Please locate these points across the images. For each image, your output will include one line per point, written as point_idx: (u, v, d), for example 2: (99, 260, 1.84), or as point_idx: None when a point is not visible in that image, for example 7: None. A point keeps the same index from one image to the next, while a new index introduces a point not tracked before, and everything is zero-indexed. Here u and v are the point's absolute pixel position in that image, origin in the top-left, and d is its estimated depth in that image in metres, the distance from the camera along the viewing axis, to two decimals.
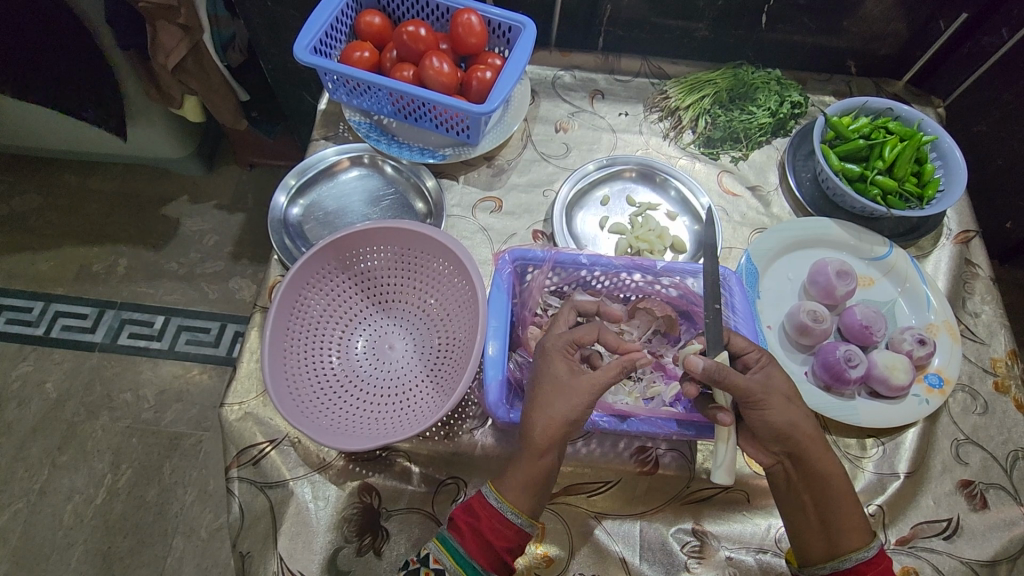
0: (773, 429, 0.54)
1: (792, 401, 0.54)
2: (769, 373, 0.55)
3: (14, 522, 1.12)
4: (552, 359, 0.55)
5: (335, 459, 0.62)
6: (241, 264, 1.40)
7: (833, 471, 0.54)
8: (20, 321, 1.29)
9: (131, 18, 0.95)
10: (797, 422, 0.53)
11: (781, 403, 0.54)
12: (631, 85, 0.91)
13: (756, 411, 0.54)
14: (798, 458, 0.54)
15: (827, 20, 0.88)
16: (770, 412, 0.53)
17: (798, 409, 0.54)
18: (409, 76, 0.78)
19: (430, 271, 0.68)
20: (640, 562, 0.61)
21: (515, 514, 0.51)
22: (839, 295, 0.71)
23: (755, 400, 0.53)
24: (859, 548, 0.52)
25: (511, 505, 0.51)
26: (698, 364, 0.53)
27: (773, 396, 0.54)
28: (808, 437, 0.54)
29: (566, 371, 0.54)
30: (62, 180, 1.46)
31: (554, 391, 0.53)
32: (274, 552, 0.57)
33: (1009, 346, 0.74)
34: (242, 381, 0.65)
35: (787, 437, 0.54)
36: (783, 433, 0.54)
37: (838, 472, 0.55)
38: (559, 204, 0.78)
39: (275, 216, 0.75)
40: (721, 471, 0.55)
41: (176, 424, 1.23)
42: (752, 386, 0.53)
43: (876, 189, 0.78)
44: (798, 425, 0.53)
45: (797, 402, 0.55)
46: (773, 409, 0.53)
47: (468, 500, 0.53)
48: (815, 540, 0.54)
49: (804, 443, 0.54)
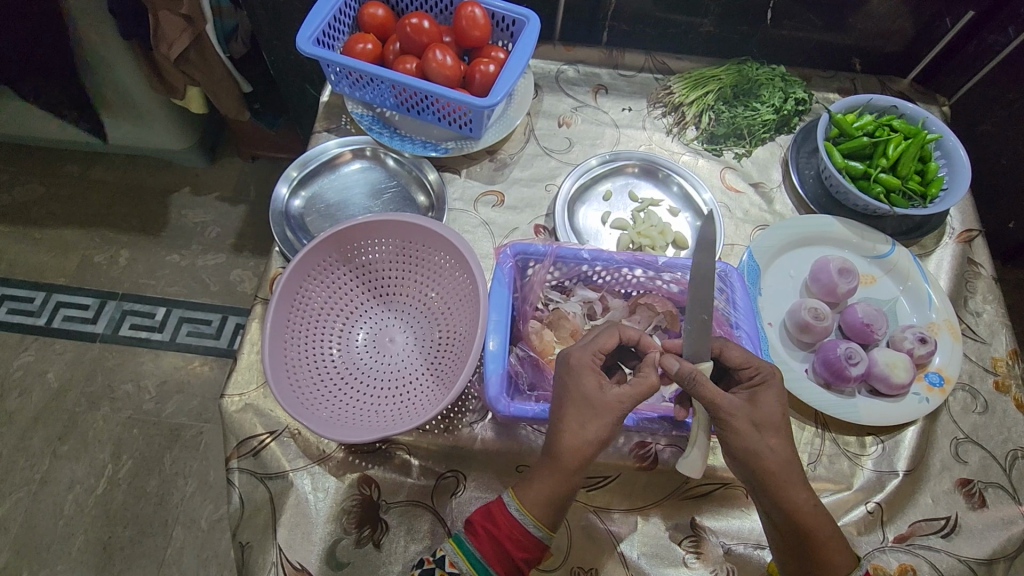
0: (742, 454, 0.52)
1: (762, 430, 0.52)
2: (750, 395, 0.54)
3: (15, 511, 1.13)
4: (582, 374, 0.53)
5: (335, 451, 0.62)
6: (242, 256, 1.40)
7: (801, 503, 0.51)
8: (22, 311, 1.29)
9: (134, 9, 0.95)
10: (761, 450, 0.51)
11: (749, 427, 0.52)
12: (635, 80, 0.91)
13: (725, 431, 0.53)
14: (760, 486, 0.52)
15: (833, 16, 0.88)
16: (737, 434, 0.52)
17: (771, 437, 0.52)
18: (411, 68, 0.77)
19: (431, 264, 0.68)
20: (638, 556, 0.61)
21: (537, 527, 0.50)
22: (840, 293, 0.71)
23: (721, 417, 0.53)
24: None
25: (535, 519, 0.50)
26: (671, 364, 0.55)
27: (740, 419, 0.52)
28: (766, 471, 0.51)
29: (595, 387, 0.53)
30: (64, 171, 1.46)
31: (586, 412, 0.52)
32: (274, 542, 0.57)
33: (1010, 346, 0.74)
34: (243, 372, 0.65)
35: (750, 466, 0.52)
36: (745, 458, 0.52)
37: (811, 509, 0.51)
38: (560, 200, 0.77)
39: (276, 208, 0.75)
40: (688, 462, 0.56)
41: (177, 415, 1.23)
42: (716, 399, 0.53)
43: (879, 187, 0.78)
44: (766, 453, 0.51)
45: (766, 431, 0.52)
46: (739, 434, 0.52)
47: (488, 504, 0.53)
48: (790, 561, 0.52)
49: (765, 476, 0.51)
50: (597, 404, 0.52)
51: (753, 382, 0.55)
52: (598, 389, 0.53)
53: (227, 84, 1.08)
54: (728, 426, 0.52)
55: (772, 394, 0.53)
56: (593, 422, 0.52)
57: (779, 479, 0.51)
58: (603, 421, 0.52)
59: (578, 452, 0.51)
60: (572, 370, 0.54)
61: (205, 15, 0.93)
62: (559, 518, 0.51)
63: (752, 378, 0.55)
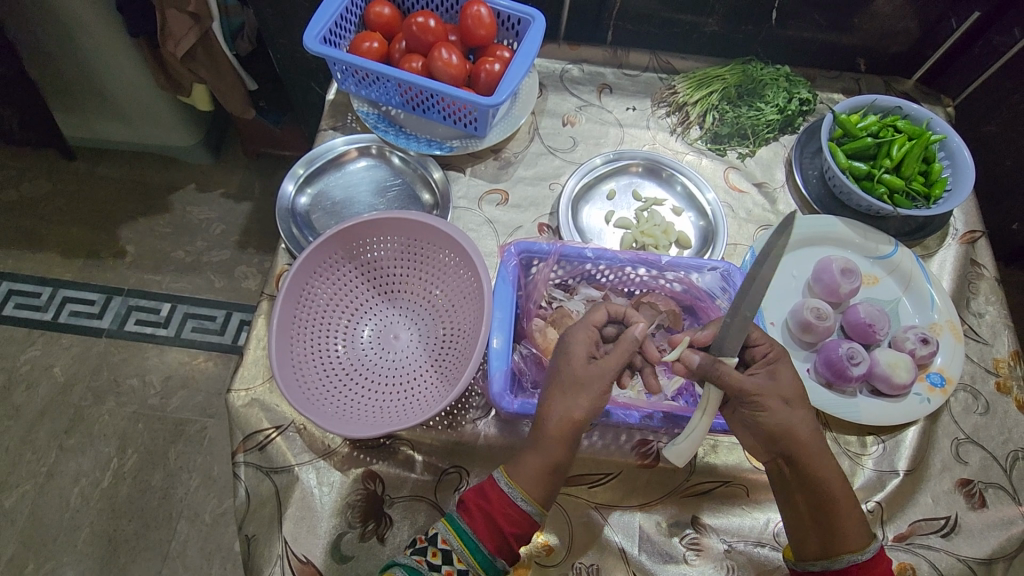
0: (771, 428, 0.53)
1: (791, 404, 0.54)
2: (772, 370, 0.55)
3: (22, 504, 1.14)
4: (567, 346, 0.55)
5: (339, 446, 0.62)
6: (247, 253, 1.41)
7: (832, 476, 0.54)
8: (29, 306, 1.30)
9: (142, 6, 0.96)
10: (791, 425, 0.53)
11: (780, 404, 0.53)
12: (639, 79, 0.91)
13: (754, 410, 0.54)
14: (789, 459, 0.54)
15: (837, 17, 0.88)
16: (767, 412, 0.53)
17: (800, 411, 0.54)
18: (417, 67, 0.78)
19: (436, 261, 0.69)
20: (639, 553, 0.61)
21: (526, 501, 0.51)
22: (843, 294, 0.71)
23: (753, 398, 0.53)
24: (854, 552, 0.52)
25: (524, 493, 0.51)
26: (693, 359, 0.55)
27: (768, 398, 0.53)
28: (801, 443, 0.53)
29: (580, 358, 0.54)
30: (71, 167, 1.47)
31: (570, 391, 0.53)
32: (279, 535, 0.58)
33: (1012, 347, 0.74)
34: (249, 368, 0.66)
35: (780, 439, 0.53)
36: (779, 433, 0.53)
37: (837, 478, 0.54)
38: (564, 198, 0.78)
39: (283, 205, 0.76)
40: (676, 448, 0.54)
41: (181, 410, 1.24)
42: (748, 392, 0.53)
43: (883, 187, 0.78)
44: (797, 427, 0.53)
45: (795, 405, 0.54)
46: (769, 410, 0.53)
47: (479, 483, 0.53)
48: (811, 540, 0.54)
49: (795, 446, 0.53)
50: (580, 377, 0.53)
51: (768, 360, 0.56)
52: (583, 366, 0.54)
53: (233, 82, 1.09)
54: (761, 405, 0.53)
55: (787, 368, 0.56)
56: (577, 395, 0.53)
57: (811, 454, 0.53)
58: (585, 392, 0.53)
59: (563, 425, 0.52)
60: (564, 344, 0.56)
61: (212, 12, 0.94)
62: (548, 493, 0.52)
63: (767, 356, 0.57)
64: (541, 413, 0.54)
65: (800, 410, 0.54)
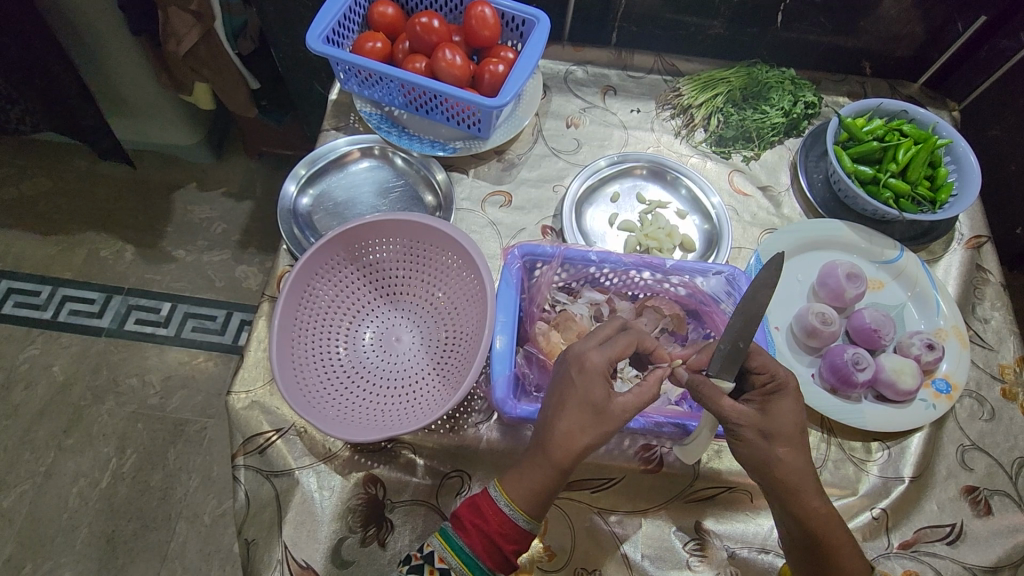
0: (752, 459, 0.52)
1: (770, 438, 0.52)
2: (761, 403, 0.53)
3: (20, 503, 1.13)
4: (593, 380, 0.52)
5: (341, 450, 0.62)
6: (248, 253, 1.40)
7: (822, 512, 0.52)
8: (28, 304, 1.30)
9: (144, 4, 0.95)
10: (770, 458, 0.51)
11: (757, 437, 0.52)
12: (644, 81, 0.91)
13: (733, 439, 0.53)
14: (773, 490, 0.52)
15: (843, 19, 0.87)
16: (744, 443, 0.52)
17: (781, 447, 0.51)
18: (420, 68, 0.77)
19: (439, 264, 0.68)
20: (642, 559, 0.61)
21: (526, 521, 0.50)
22: (848, 299, 0.71)
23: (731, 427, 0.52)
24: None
25: (523, 513, 0.50)
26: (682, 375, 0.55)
27: (749, 429, 0.51)
28: (779, 481, 0.51)
29: (604, 395, 0.51)
30: (72, 165, 1.46)
31: (589, 418, 0.51)
32: (279, 540, 0.57)
33: (1017, 353, 0.74)
34: (250, 369, 0.65)
35: (762, 470, 0.52)
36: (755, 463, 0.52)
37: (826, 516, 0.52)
38: (568, 201, 0.77)
39: (284, 205, 0.75)
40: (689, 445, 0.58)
41: (181, 410, 1.23)
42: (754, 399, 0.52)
43: (888, 192, 0.78)
44: (778, 462, 0.51)
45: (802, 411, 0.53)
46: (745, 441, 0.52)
47: (474, 497, 0.52)
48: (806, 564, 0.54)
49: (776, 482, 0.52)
50: (604, 415, 0.51)
51: (764, 391, 0.54)
52: (608, 397, 0.51)
53: (235, 81, 1.08)
54: (738, 436, 0.52)
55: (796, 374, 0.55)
56: (595, 431, 0.50)
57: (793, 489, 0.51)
58: (605, 429, 0.51)
59: (570, 451, 0.50)
60: (583, 371, 0.52)
61: (214, 11, 0.93)
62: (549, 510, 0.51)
63: (765, 385, 0.54)
64: (544, 429, 0.52)
65: (781, 445, 0.51)
